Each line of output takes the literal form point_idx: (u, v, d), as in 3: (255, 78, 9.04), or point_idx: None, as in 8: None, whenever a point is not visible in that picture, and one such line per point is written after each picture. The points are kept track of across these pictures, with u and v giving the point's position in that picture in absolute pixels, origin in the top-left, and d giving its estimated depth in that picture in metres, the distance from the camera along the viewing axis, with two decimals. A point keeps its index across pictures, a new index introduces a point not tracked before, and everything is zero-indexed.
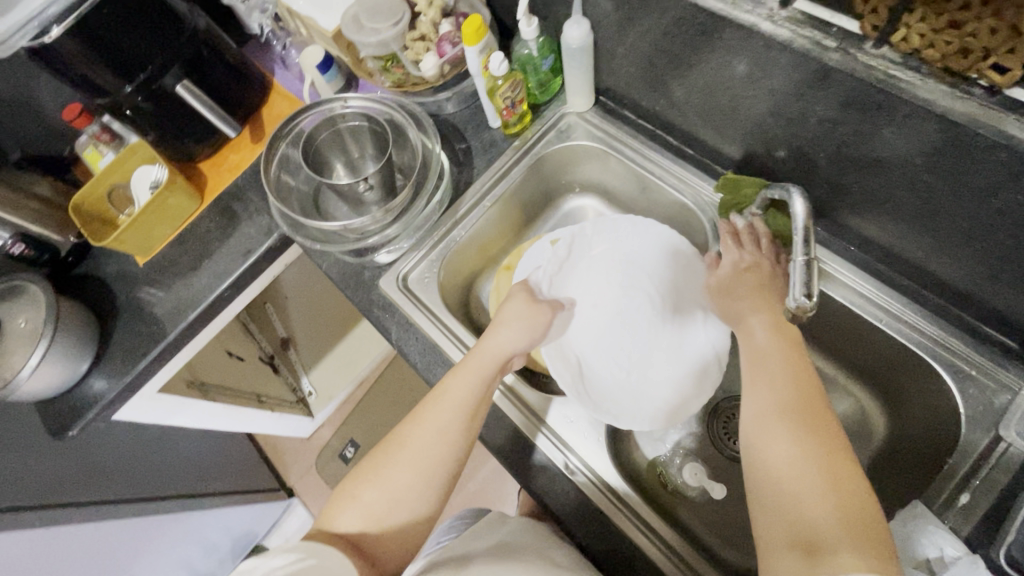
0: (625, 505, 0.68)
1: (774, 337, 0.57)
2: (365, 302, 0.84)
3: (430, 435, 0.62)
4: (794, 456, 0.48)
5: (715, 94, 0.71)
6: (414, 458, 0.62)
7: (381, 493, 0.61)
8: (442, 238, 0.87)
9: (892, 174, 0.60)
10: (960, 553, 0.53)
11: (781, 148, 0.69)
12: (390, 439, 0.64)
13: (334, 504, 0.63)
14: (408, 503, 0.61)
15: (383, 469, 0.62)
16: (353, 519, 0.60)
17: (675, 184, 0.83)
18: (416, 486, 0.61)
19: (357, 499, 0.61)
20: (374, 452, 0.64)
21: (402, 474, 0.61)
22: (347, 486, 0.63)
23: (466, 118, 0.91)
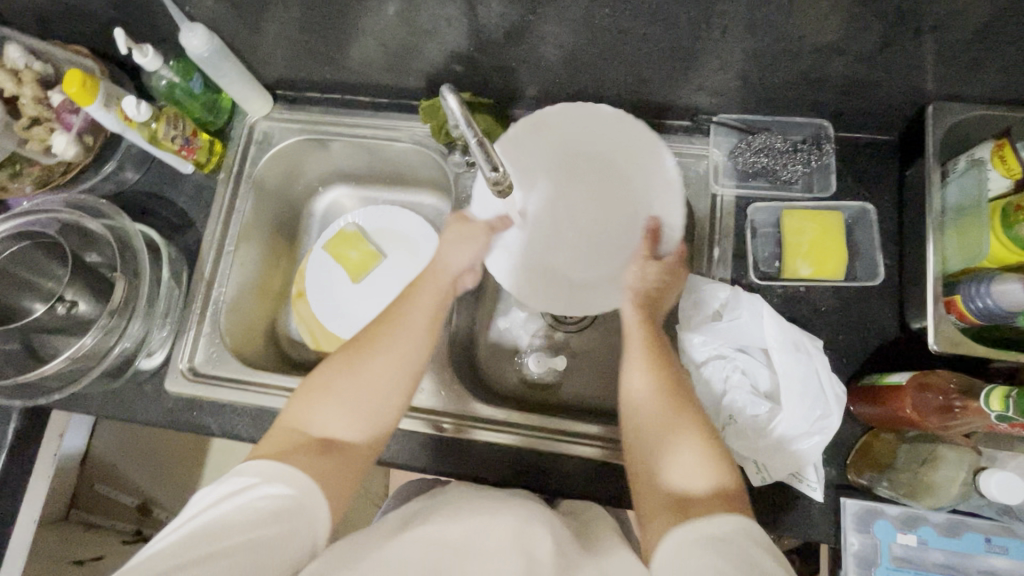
0: (524, 425, 0.72)
1: (651, 349, 0.58)
2: (163, 415, 0.74)
3: (404, 338, 0.59)
4: (671, 413, 0.53)
5: (361, 39, 0.72)
6: (385, 359, 0.58)
7: (353, 386, 0.56)
8: (206, 306, 0.79)
9: (529, 38, 0.66)
10: (728, 292, 0.67)
11: (446, 59, 0.73)
12: (380, 327, 0.60)
13: (300, 401, 0.56)
14: (369, 410, 0.56)
15: (361, 363, 0.57)
16: (325, 411, 0.55)
17: (390, 135, 0.84)
18: (384, 385, 0.57)
19: (327, 391, 0.56)
20: (347, 348, 0.59)
21: (379, 370, 0.57)
22: (311, 385, 0.57)
23: (153, 179, 0.81)
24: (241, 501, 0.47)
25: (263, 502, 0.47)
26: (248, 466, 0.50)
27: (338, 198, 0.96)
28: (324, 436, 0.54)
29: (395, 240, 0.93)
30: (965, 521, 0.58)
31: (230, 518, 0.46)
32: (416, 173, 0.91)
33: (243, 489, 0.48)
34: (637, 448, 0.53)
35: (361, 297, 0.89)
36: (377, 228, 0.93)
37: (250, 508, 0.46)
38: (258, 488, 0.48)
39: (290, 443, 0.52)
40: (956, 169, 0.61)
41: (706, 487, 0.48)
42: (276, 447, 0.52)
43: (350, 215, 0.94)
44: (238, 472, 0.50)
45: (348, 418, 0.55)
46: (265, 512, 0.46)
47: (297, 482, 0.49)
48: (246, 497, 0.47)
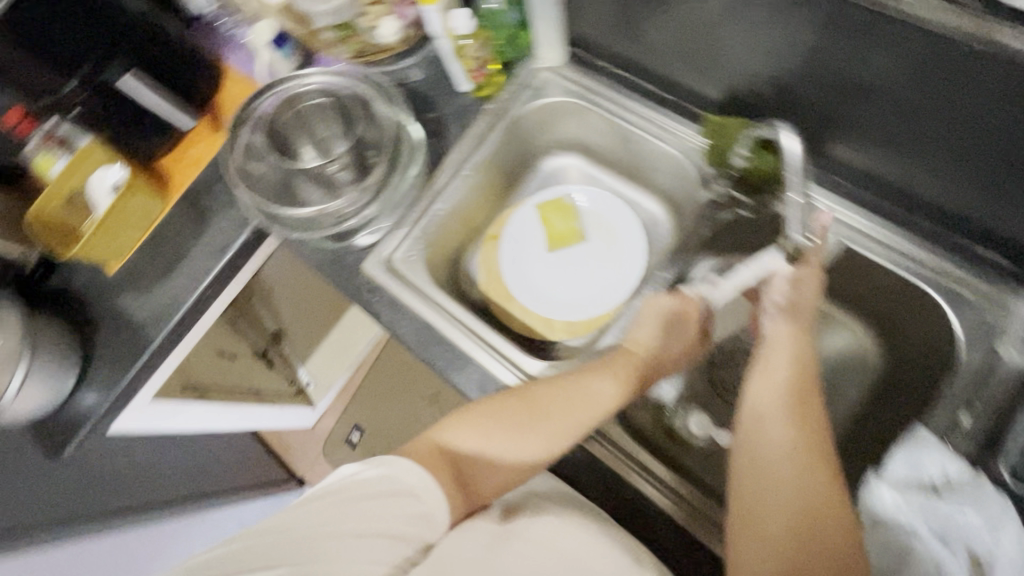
0: (649, 472, 0.68)
1: (797, 412, 0.56)
2: (352, 286, 0.81)
3: (572, 420, 0.62)
4: (802, 490, 0.51)
5: (691, 32, 0.68)
6: (545, 432, 0.62)
7: (506, 441, 0.61)
8: (423, 212, 0.84)
9: (881, 99, 0.59)
10: (965, 473, 0.56)
11: (765, 84, 0.67)
12: (560, 389, 0.64)
13: (453, 424, 0.62)
14: (516, 458, 0.62)
15: (523, 428, 0.61)
16: (473, 446, 0.61)
17: (656, 132, 0.81)
18: (539, 451, 0.62)
19: (485, 432, 0.61)
20: (519, 398, 0.63)
21: (535, 440, 0.61)
22: (472, 417, 0.62)
23: (434, 83, 0.87)
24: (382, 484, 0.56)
25: (406, 502, 0.56)
26: (399, 463, 0.57)
27: (567, 166, 0.96)
28: (462, 457, 0.61)
29: (605, 231, 0.91)
30: None
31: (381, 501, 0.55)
32: (655, 176, 0.87)
33: (386, 479, 0.56)
34: (745, 521, 0.52)
35: (553, 270, 0.89)
36: (592, 212, 0.93)
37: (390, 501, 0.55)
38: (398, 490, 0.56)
39: (436, 451, 0.60)
40: None
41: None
42: (423, 455, 0.60)
43: (574, 188, 0.94)
44: (381, 458, 0.58)
45: (490, 461, 0.62)
46: (408, 512, 0.56)
47: (430, 494, 0.57)
48: (387, 489, 0.56)
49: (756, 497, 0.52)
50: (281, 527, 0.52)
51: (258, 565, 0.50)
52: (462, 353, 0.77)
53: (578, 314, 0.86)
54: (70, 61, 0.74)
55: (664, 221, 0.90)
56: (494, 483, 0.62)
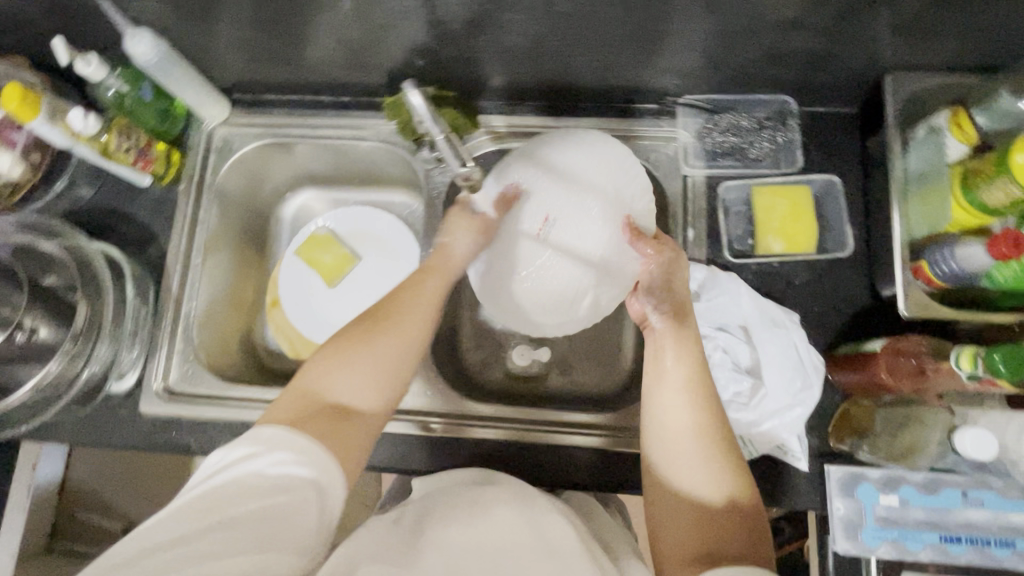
0: (507, 421, 0.71)
1: (691, 344, 0.54)
2: (140, 437, 0.71)
3: (421, 309, 0.58)
4: (695, 409, 0.51)
5: (319, 38, 0.70)
6: (401, 332, 0.56)
7: (369, 362, 0.53)
8: (176, 322, 0.76)
9: (489, 30, 0.66)
10: (702, 272, 0.67)
11: (408, 54, 0.72)
12: (396, 301, 0.58)
13: (311, 377, 0.52)
14: (381, 402, 0.53)
15: (379, 332, 0.55)
16: (337, 391, 0.51)
17: (354, 134, 0.82)
18: (402, 373, 0.55)
19: (338, 369, 0.52)
20: (362, 315, 0.57)
21: (392, 345, 0.55)
22: (318, 360, 0.53)
23: (109, 195, 0.78)
24: (268, 472, 0.45)
25: (279, 468, 0.45)
26: (261, 430, 0.47)
27: (307, 202, 0.94)
28: (337, 401, 0.51)
29: (371, 240, 0.91)
30: (945, 478, 0.58)
31: (248, 496, 0.44)
32: (383, 171, 0.89)
33: (251, 459, 0.46)
34: (659, 459, 0.51)
35: (344, 301, 0.88)
36: (351, 230, 0.92)
37: (262, 476, 0.45)
38: (277, 461, 0.45)
39: (304, 404, 0.50)
40: (915, 138, 0.62)
41: (726, 530, 0.47)
42: (290, 410, 0.50)
43: (322, 218, 0.92)
44: (251, 434, 0.47)
45: (358, 401, 0.52)
46: (269, 491, 0.44)
47: (315, 456, 0.46)
48: (258, 463, 0.45)
49: (660, 432, 0.51)
50: (135, 556, 0.41)
51: None
52: None
53: None
54: None
55: (417, 204, 0.93)
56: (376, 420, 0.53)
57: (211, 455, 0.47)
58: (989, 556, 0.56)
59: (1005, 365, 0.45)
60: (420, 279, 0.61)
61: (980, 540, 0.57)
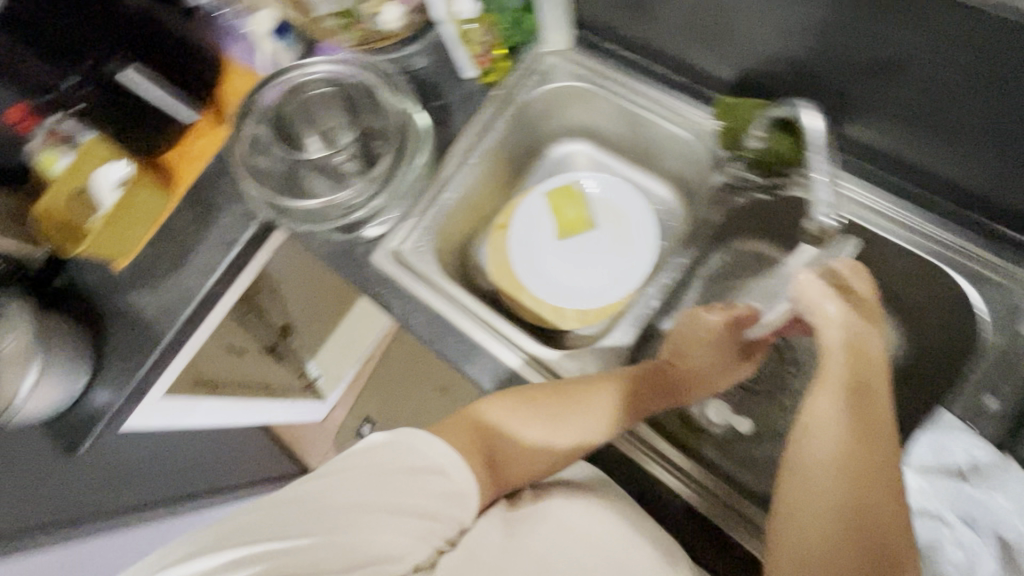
0: (663, 458, 0.67)
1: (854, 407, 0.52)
2: (362, 278, 0.80)
3: (607, 412, 0.62)
4: (839, 458, 0.49)
5: (703, 12, 0.67)
6: (578, 425, 0.61)
7: (542, 432, 0.61)
8: (433, 202, 0.83)
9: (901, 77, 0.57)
10: (989, 457, 0.56)
11: (782, 64, 0.66)
12: (586, 394, 0.63)
13: (498, 410, 0.61)
14: (547, 458, 0.61)
15: (568, 413, 0.61)
16: (510, 436, 0.60)
17: (666, 116, 0.79)
18: (568, 451, 0.61)
19: (522, 423, 0.61)
20: (563, 387, 0.63)
21: (573, 426, 0.61)
22: (513, 402, 0.62)
23: (439, 71, 0.85)
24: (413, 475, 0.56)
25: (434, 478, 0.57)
26: (412, 436, 0.58)
27: (576, 152, 0.95)
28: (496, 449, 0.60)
29: (615, 217, 0.90)
30: None
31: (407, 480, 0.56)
32: (665, 161, 0.86)
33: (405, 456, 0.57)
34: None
35: (564, 259, 0.88)
36: (602, 199, 0.91)
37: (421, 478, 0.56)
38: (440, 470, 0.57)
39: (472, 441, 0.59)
40: None
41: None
42: (456, 437, 0.59)
43: (583, 174, 0.92)
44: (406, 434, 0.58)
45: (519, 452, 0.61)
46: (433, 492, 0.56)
47: (462, 479, 0.57)
48: (420, 466, 0.57)
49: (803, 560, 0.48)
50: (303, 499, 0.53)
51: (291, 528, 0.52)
52: (477, 347, 0.76)
53: (592, 303, 0.85)
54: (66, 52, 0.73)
55: (674, 206, 0.90)
56: (518, 473, 0.61)
57: (374, 435, 0.58)
58: None
59: None
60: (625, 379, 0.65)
61: None
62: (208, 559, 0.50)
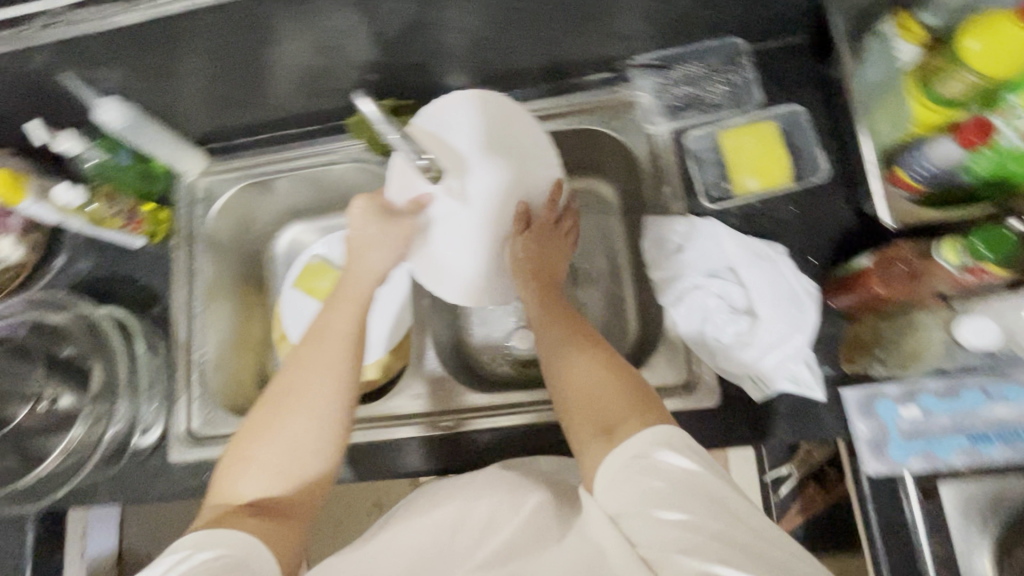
0: (522, 406, 0.71)
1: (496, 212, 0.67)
2: (172, 485, 0.72)
3: (319, 375, 0.55)
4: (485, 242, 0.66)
5: (273, 72, 0.72)
6: (305, 408, 0.54)
7: (278, 446, 0.53)
8: (190, 370, 0.79)
9: (431, 28, 0.67)
10: (685, 224, 0.67)
11: (362, 71, 0.74)
12: (291, 375, 0.56)
13: (229, 474, 0.54)
14: (309, 466, 0.54)
15: (275, 420, 0.54)
16: (254, 483, 0.53)
17: (326, 160, 0.84)
18: (310, 450, 0.54)
19: (251, 456, 0.53)
20: (264, 400, 0.56)
21: (298, 416, 0.54)
22: (234, 455, 0.54)
23: (108, 263, 0.81)
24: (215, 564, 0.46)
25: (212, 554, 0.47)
26: (196, 539, 0.48)
27: (296, 234, 0.96)
28: (261, 502, 0.52)
29: None
30: (963, 381, 0.58)
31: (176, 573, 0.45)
32: None
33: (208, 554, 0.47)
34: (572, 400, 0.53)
35: None
36: (340, 255, 0.93)
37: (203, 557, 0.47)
38: (216, 555, 0.47)
39: (236, 507, 0.51)
40: (870, 51, 0.62)
41: (621, 407, 0.51)
42: (216, 518, 0.51)
43: (313, 248, 0.94)
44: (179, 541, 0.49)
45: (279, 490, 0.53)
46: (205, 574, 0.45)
47: (234, 545, 0.48)
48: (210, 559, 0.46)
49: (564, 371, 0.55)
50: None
51: None
52: None
53: None
54: None
55: None
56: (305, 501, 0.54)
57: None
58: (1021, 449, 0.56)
59: None
60: (313, 332, 0.59)
61: (1010, 435, 0.57)
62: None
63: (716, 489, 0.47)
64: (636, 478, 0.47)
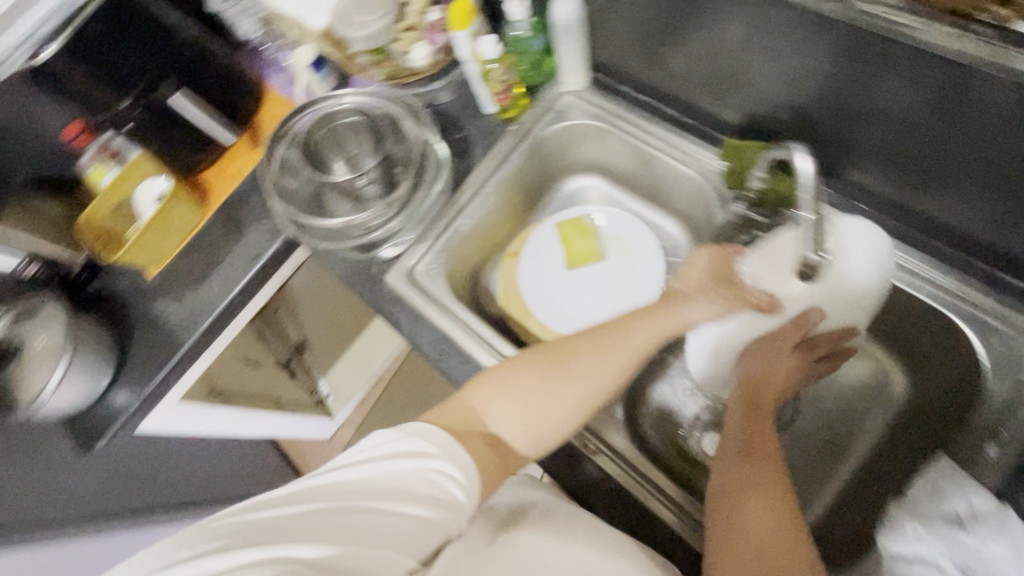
0: (649, 482, 0.67)
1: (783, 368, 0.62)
2: (374, 296, 0.83)
3: (604, 373, 0.60)
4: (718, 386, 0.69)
5: (711, 57, 0.71)
6: (587, 375, 0.60)
7: (543, 397, 0.58)
8: (448, 227, 0.87)
9: (900, 124, 0.59)
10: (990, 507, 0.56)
11: (783, 109, 0.69)
12: (585, 348, 0.61)
13: (484, 393, 0.58)
14: (553, 426, 0.59)
15: (559, 375, 0.59)
16: (508, 413, 0.57)
17: (676, 156, 0.82)
18: (567, 407, 0.59)
19: (517, 388, 0.58)
20: (543, 351, 0.61)
21: (588, 378, 0.60)
22: (490, 380, 0.59)
23: (462, 105, 0.91)
24: (419, 466, 0.49)
25: (440, 479, 0.50)
26: (427, 435, 0.52)
27: (587, 187, 0.98)
28: (498, 434, 0.57)
29: (624, 252, 0.92)
30: None
31: (386, 489, 0.47)
32: (673, 199, 0.89)
33: (421, 454, 0.50)
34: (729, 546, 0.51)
35: (569, 287, 0.91)
36: (610, 231, 0.93)
37: (424, 478, 0.49)
38: (431, 464, 0.50)
39: (475, 427, 0.56)
40: None
41: None
42: (451, 419, 0.56)
43: (593, 208, 0.95)
44: (414, 429, 0.52)
45: (524, 421, 0.58)
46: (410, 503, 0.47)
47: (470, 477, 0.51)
48: (423, 463, 0.50)
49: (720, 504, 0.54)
50: (318, 505, 0.44)
51: (318, 518, 0.43)
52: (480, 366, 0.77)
53: None
54: (124, 81, 0.85)
55: (684, 243, 0.91)
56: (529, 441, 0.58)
57: (370, 436, 0.51)
58: None
59: None
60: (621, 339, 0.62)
61: None
62: (196, 557, 0.40)
63: None
64: None
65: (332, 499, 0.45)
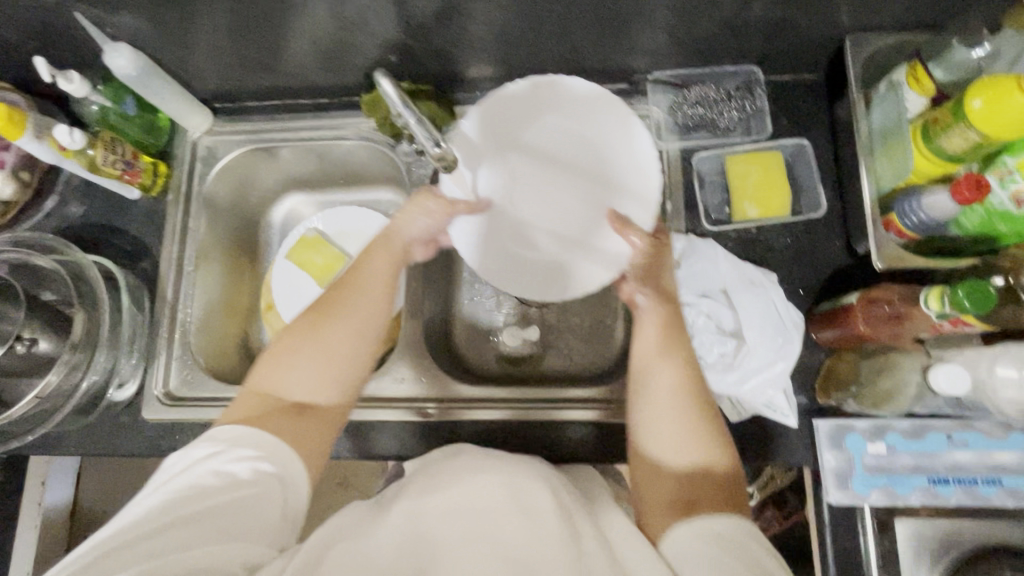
0: (487, 401, 0.73)
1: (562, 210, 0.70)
2: (143, 443, 0.72)
3: (368, 298, 0.60)
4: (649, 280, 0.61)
5: (290, 40, 0.72)
6: (327, 352, 0.57)
7: (320, 356, 0.57)
8: (174, 328, 0.78)
9: (459, 17, 0.67)
10: (684, 243, 0.68)
11: (381, 51, 0.74)
12: (345, 298, 0.60)
13: (269, 370, 0.57)
14: (342, 390, 0.57)
15: (321, 326, 0.58)
16: (293, 384, 0.56)
17: (336, 135, 0.83)
18: (352, 356, 0.58)
19: (291, 362, 0.57)
20: (307, 315, 0.60)
21: (333, 351, 0.57)
22: (274, 358, 0.58)
23: (100, 209, 0.80)
24: (229, 467, 0.49)
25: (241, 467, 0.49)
26: (217, 434, 0.52)
27: (294, 206, 0.95)
28: (296, 399, 0.56)
29: (358, 239, 0.91)
30: (928, 423, 0.61)
31: (197, 500, 0.46)
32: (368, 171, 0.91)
33: (213, 455, 0.50)
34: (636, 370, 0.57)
35: None
36: (337, 232, 0.92)
37: (219, 473, 0.48)
38: (227, 460, 0.49)
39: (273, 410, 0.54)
40: (878, 95, 0.63)
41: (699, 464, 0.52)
42: (249, 409, 0.55)
43: (310, 220, 0.93)
44: (207, 438, 0.52)
45: (315, 387, 0.56)
46: (230, 495, 0.47)
47: (280, 454, 0.51)
48: (219, 460, 0.49)
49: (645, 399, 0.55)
50: (120, 547, 0.43)
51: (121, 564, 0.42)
52: None
53: None
54: None
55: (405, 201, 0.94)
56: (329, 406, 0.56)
57: (173, 457, 0.50)
58: (972, 491, 0.60)
59: (969, 300, 0.47)
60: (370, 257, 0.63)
61: (966, 479, 0.60)
62: None
63: (766, 560, 0.46)
64: (707, 551, 0.46)
65: (138, 532, 0.44)
